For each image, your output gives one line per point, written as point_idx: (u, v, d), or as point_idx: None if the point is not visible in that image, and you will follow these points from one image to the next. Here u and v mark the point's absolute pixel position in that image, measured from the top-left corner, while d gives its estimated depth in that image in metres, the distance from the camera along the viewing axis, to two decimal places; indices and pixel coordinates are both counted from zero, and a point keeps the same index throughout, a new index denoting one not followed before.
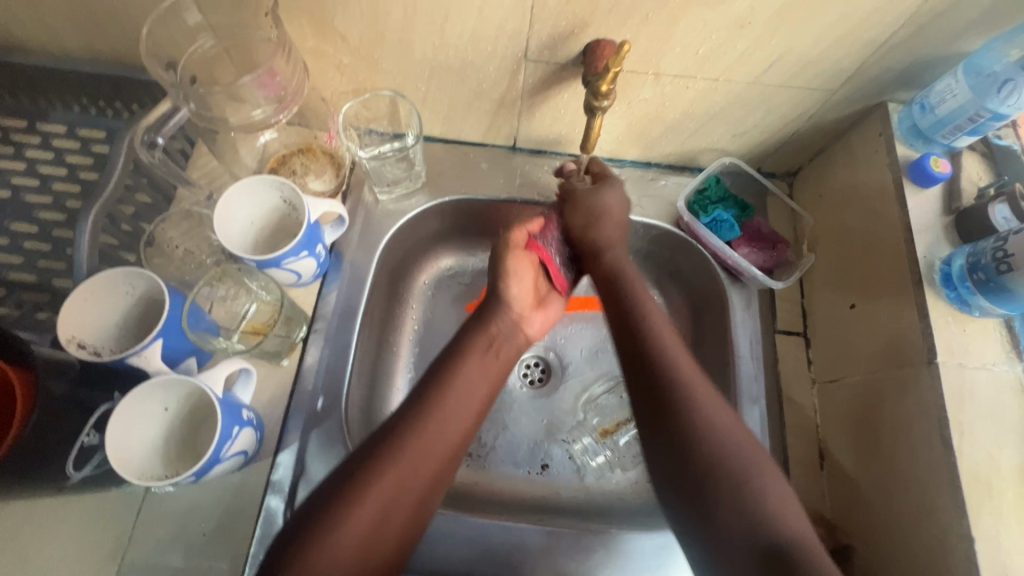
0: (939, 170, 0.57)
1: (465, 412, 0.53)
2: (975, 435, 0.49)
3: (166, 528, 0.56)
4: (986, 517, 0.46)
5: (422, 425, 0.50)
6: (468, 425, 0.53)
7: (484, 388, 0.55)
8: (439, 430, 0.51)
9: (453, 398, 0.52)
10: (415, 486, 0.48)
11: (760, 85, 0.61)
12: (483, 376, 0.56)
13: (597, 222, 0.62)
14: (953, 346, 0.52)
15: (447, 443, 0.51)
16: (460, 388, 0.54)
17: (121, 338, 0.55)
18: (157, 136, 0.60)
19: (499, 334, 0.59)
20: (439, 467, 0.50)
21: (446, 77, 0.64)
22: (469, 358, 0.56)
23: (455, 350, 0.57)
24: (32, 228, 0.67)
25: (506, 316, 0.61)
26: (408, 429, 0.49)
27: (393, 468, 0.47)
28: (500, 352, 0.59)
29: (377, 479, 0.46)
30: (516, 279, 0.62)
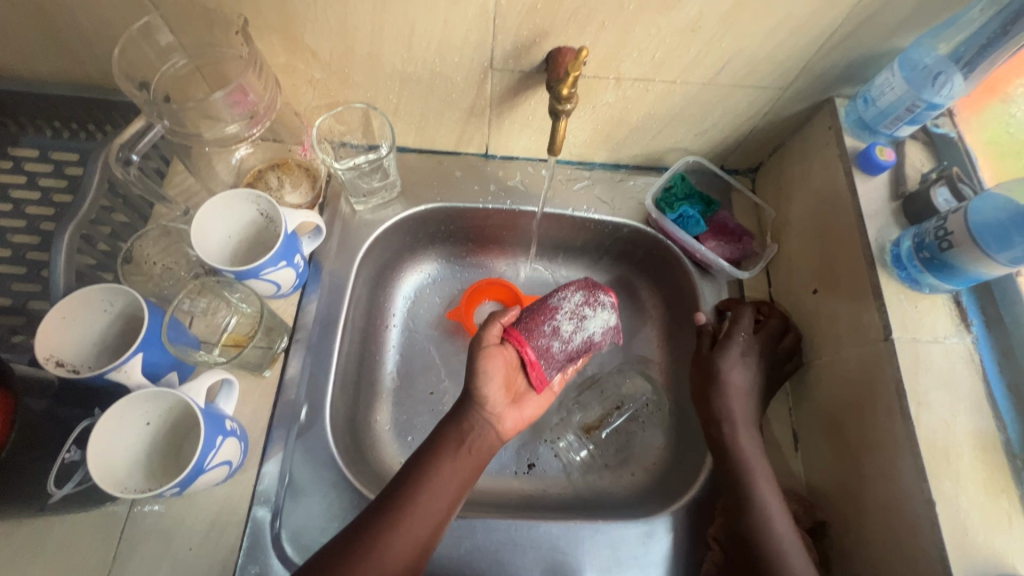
0: (884, 158, 0.60)
1: (440, 501, 0.53)
2: (931, 405, 0.52)
3: (151, 544, 0.56)
4: (945, 482, 0.49)
5: (402, 515, 0.51)
6: (443, 517, 0.53)
7: (457, 486, 0.54)
8: (413, 525, 0.51)
9: (423, 499, 0.52)
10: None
11: (715, 86, 0.64)
12: (453, 478, 0.54)
13: (732, 400, 0.61)
14: (907, 322, 0.55)
15: (426, 529, 0.51)
16: (436, 485, 0.53)
17: (100, 356, 0.55)
18: (132, 153, 0.60)
19: (472, 429, 0.56)
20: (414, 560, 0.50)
21: (415, 88, 0.66)
22: (441, 458, 0.54)
23: (429, 449, 0.55)
24: (6, 252, 0.67)
25: (479, 417, 0.56)
26: (386, 523, 0.50)
27: (369, 564, 0.48)
28: (474, 454, 0.56)
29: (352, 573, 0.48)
30: (486, 380, 0.55)
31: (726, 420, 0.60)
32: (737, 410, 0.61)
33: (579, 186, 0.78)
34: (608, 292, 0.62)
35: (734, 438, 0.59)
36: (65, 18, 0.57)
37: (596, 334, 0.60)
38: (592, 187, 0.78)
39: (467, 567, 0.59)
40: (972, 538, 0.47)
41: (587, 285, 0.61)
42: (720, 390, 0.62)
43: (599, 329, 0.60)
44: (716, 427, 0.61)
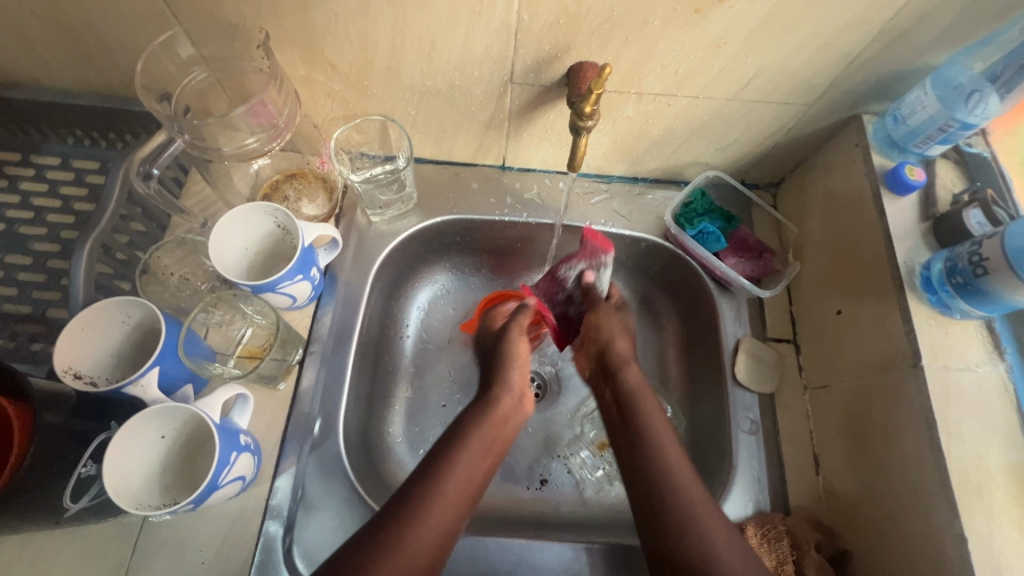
0: (914, 178, 0.59)
1: (468, 486, 0.50)
2: (962, 435, 0.50)
3: (164, 557, 0.56)
4: (978, 517, 0.47)
5: (430, 504, 0.47)
6: (468, 506, 0.49)
7: (483, 473, 0.51)
8: (442, 512, 0.47)
9: (453, 485, 0.49)
10: (416, 568, 0.44)
11: (738, 101, 0.63)
12: (480, 466, 0.51)
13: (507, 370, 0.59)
14: (937, 349, 0.53)
15: (455, 514, 0.48)
16: (467, 467, 0.50)
17: (117, 368, 0.55)
18: (152, 166, 0.61)
19: (501, 416, 0.55)
20: (441, 547, 0.46)
21: (434, 101, 0.65)
22: (469, 443, 0.52)
23: (453, 437, 0.53)
24: (28, 260, 0.68)
25: (504, 403, 0.56)
26: (417, 505, 0.46)
27: (402, 549, 0.44)
28: (499, 442, 0.54)
29: (375, 567, 0.43)
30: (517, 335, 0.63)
31: (629, 395, 0.55)
32: (638, 382, 0.56)
33: (596, 200, 0.77)
34: (609, 247, 0.64)
35: (652, 423, 0.52)
36: (89, 30, 0.58)
37: (605, 292, 0.68)
38: (610, 201, 0.77)
39: None
40: None
41: (585, 250, 0.66)
42: (622, 350, 0.60)
43: (604, 284, 0.68)
44: (632, 401, 0.55)
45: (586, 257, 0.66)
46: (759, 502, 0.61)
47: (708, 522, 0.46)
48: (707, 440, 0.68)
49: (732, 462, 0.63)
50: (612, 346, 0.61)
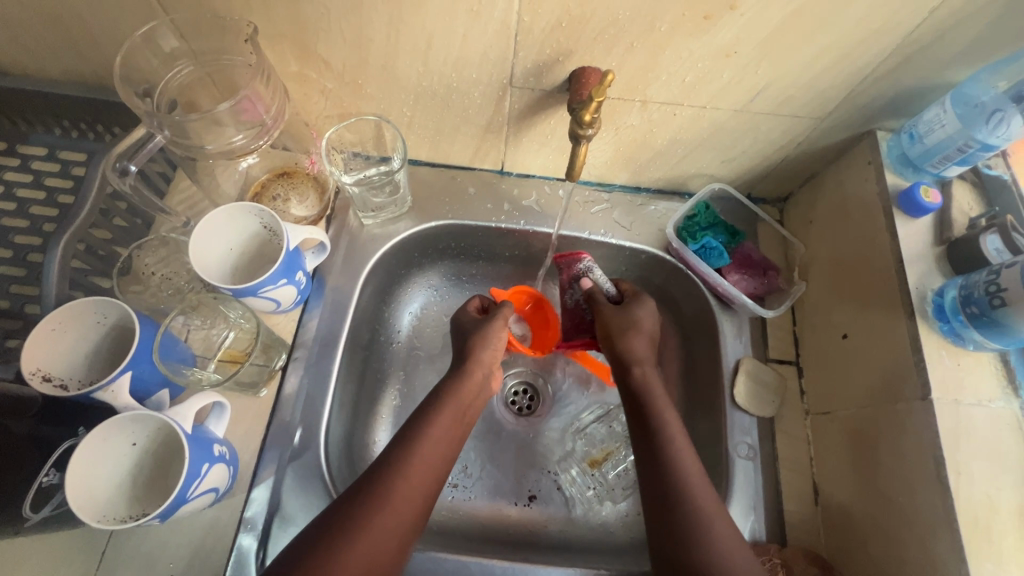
0: (930, 201, 0.56)
1: (441, 455, 0.54)
2: (972, 475, 0.47)
3: (133, 567, 0.54)
4: (986, 564, 0.45)
5: (407, 466, 0.51)
6: (440, 473, 0.53)
7: (452, 444, 0.55)
8: (417, 476, 0.51)
9: (426, 450, 0.53)
10: (403, 523, 0.49)
11: (747, 113, 0.60)
12: (452, 435, 0.56)
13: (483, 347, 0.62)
14: (948, 382, 0.51)
15: (430, 482, 0.52)
16: (436, 438, 0.54)
17: (91, 371, 0.53)
18: (129, 163, 0.58)
19: (470, 393, 0.59)
20: (416, 516, 0.50)
21: (430, 103, 0.63)
22: (440, 414, 0.56)
23: (427, 408, 0.57)
24: (7, 253, 0.66)
25: (475, 376, 0.60)
26: (393, 469, 0.51)
27: (382, 514, 0.48)
28: (468, 413, 0.59)
29: (365, 523, 0.47)
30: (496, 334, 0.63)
31: (637, 363, 0.60)
32: (645, 352, 0.61)
33: (596, 209, 0.75)
34: (582, 255, 0.68)
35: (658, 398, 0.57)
36: (73, 19, 0.56)
37: (606, 288, 0.67)
38: (611, 211, 0.75)
39: None
40: None
41: (567, 262, 0.68)
42: (633, 345, 0.61)
43: (608, 282, 0.68)
44: (637, 367, 0.59)
45: (573, 268, 0.68)
46: (754, 532, 0.59)
47: (726, 550, 0.48)
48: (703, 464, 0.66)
49: (728, 489, 0.61)
50: (620, 339, 0.61)
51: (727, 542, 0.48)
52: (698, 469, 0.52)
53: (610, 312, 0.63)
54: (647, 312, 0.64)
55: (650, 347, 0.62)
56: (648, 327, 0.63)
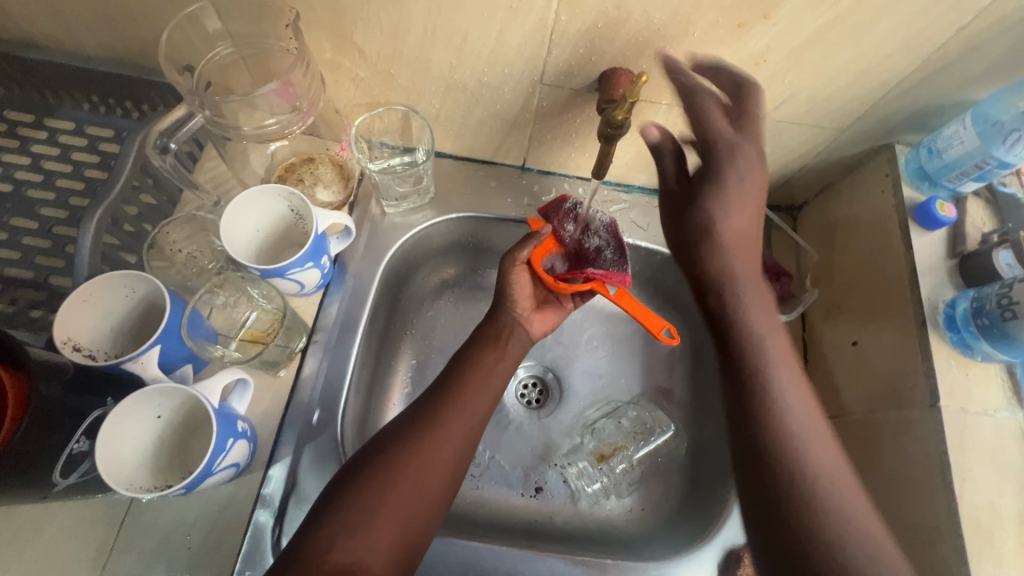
0: (944, 214, 0.57)
1: (488, 392, 0.58)
2: (976, 481, 0.49)
3: (151, 537, 0.55)
4: (986, 565, 0.46)
5: (460, 391, 0.56)
6: (489, 406, 0.58)
7: (498, 382, 0.60)
8: (470, 401, 0.56)
9: (476, 378, 0.58)
10: (456, 441, 0.53)
11: (770, 120, 0.62)
12: (498, 371, 0.60)
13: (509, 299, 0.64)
14: (956, 390, 0.52)
15: (478, 412, 0.56)
16: (481, 375, 0.58)
17: (118, 342, 0.54)
18: (169, 141, 0.59)
19: (506, 329, 0.63)
20: (466, 444, 0.54)
21: (460, 96, 0.64)
22: (483, 352, 0.60)
23: (472, 346, 0.61)
24: (33, 224, 0.67)
25: (510, 317, 0.63)
26: (449, 394, 0.56)
27: (438, 430, 0.53)
28: (512, 352, 0.62)
29: (423, 439, 0.52)
30: (520, 286, 0.64)
31: (724, 279, 0.52)
32: (739, 263, 0.52)
33: (615, 209, 0.76)
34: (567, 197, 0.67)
35: (747, 295, 0.52)
36: None
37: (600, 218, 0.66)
38: (629, 211, 0.76)
39: None
40: None
41: (554, 208, 0.67)
42: (728, 258, 0.52)
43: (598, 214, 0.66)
44: (727, 285, 0.52)
45: (560, 210, 0.67)
46: None
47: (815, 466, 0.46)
48: None
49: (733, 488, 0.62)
50: (716, 254, 0.52)
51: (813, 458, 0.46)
52: (794, 378, 0.50)
53: (682, 198, 0.54)
54: (729, 194, 0.51)
55: (757, 258, 0.53)
56: (727, 221, 0.52)
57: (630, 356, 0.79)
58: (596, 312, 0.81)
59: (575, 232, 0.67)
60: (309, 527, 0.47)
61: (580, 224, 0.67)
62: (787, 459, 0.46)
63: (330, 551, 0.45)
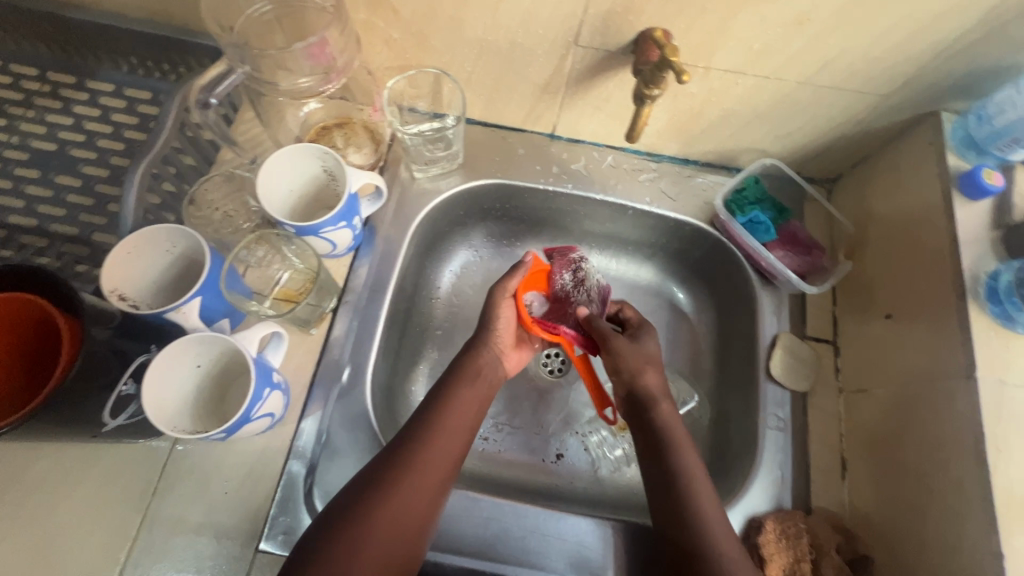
0: (992, 183, 0.56)
1: (463, 430, 0.55)
2: (1011, 452, 0.48)
3: (191, 482, 0.57)
4: (1018, 536, 0.46)
5: (433, 433, 0.53)
6: (464, 444, 0.55)
7: (472, 418, 0.57)
8: (444, 443, 0.53)
9: (451, 419, 0.55)
10: (429, 487, 0.51)
11: (810, 85, 0.60)
12: (473, 407, 0.57)
13: (488, 333, 0.62)
14: (994, 361, 0.51)
15: (452, 454, 0.53)
16: (454, 415, 0.56)
17: (160, 294, 0.56)
18: (210, 96, 0.60)
19: (484, 366, 0.61)
20: (438, 493, 0.51)
21: (493, 59, 0.64)
22: (459, 390, 0.58)
23: (446, 382, 0.58)
24: (76, 182, 0.69)
25: (486, 353, 0.62)
26: (422, 437, 0.53)
27: (410, 479, 0.50)
28: (484, 388, 0.59)
29: (393, 490, 0.49)
30: (503, 318, 0.63)
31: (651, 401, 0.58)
32: (654, 352, 0.61)
33: (644, 178, 0.75)
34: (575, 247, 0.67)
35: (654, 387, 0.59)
36: None
37: (596, 280, 0.66)
38: (658, 181, 0.75)
39: (492, 550, 0.58)
40: None
41: (560, 252, 0.67)
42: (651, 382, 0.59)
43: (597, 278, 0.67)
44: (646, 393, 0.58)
45: (565, 256, 0.66)
46: (782, 499, 0.60)
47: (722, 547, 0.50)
48: (732, 433, 0.68)
49: (757, 458, 0.62)
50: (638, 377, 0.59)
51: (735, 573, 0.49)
52: (707, 482, 0.53)
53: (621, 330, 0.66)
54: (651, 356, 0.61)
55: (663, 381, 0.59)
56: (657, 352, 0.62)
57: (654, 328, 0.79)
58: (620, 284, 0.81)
59: (569, 282, 0.66)
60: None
61: (578, 277, 0.66)
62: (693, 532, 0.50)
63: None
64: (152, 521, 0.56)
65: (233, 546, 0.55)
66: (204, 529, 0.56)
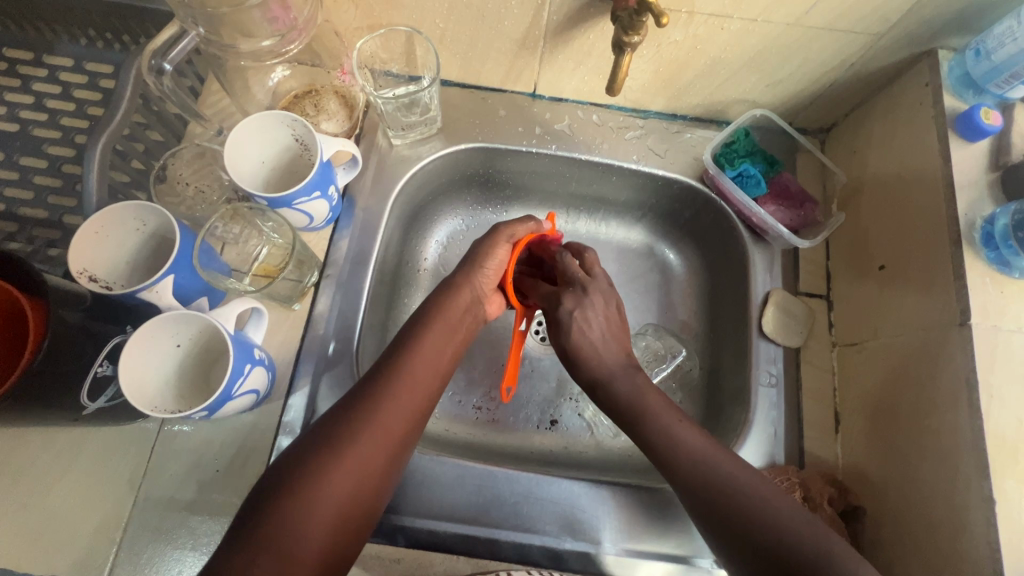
0: (990, 123, 0.53)
1: (433, 375, 0.53)
2: (1004, 399, 0.47)
3: (181, 462, 0.57)
4: (1009, 481, 0.46)
5: (401, 377, 0.51)
6: (433, 389, 0.53)
7: (445, 360, 0.55)
8: (414, 388, 0.51)
9: (419, 364, 0.53)
10: (394, 432, 0.48)
11: (801, 27, 0.57)
12: (445, 350, 0.56)
13: (474, 272, 0.60)
14: (989, 308, 0.50)
15: (420, 400, 0.51)
16: (426, 355, 0.54)
17: (133, 275, 0.54)
18: (164, 61, 0.58)
19: (465, 306, 0.59)
20: (405, 437, 0.49)
21: (465, 14, 0.60)
22: (430, 334, 0.55)
23: (414, 328, 0.56)
24: (43, 163, 0.67)
25: (469, 294, 0.59)
26: (388, 381, 0.50)
27: (375, 423, 0.48)
28: (460, 331, 0.58)
29: (355, 435, 0.46)
30: (494, 262, 0.61)
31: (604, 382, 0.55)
32: (613, 364, 0.56)
33: (631, 135, 0.73)
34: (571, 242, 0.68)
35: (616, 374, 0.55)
36: None
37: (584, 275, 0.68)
38: (645, 138, 0.73)
39: (485, 515, 0.58)
40: None
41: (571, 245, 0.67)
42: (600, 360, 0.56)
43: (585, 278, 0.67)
44: (603, 388, 0.55)
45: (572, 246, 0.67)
46: (775, 454, 0.60)
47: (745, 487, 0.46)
48: (725, 391, 0.67)
49: (750, 416, 0.61)
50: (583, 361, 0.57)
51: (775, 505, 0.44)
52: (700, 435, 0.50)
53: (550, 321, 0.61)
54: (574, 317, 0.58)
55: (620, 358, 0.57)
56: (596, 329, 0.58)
57: (645, 290, 0.77)
58: (610, 247, 0.79)
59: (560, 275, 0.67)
60: (235, 536, 0.41)
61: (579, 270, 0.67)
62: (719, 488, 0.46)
63: (252, 568, 0.39)
64: (143, 501, 0.56)
65: (227, 523, 0.55)
66: (197, 507, 0.56)
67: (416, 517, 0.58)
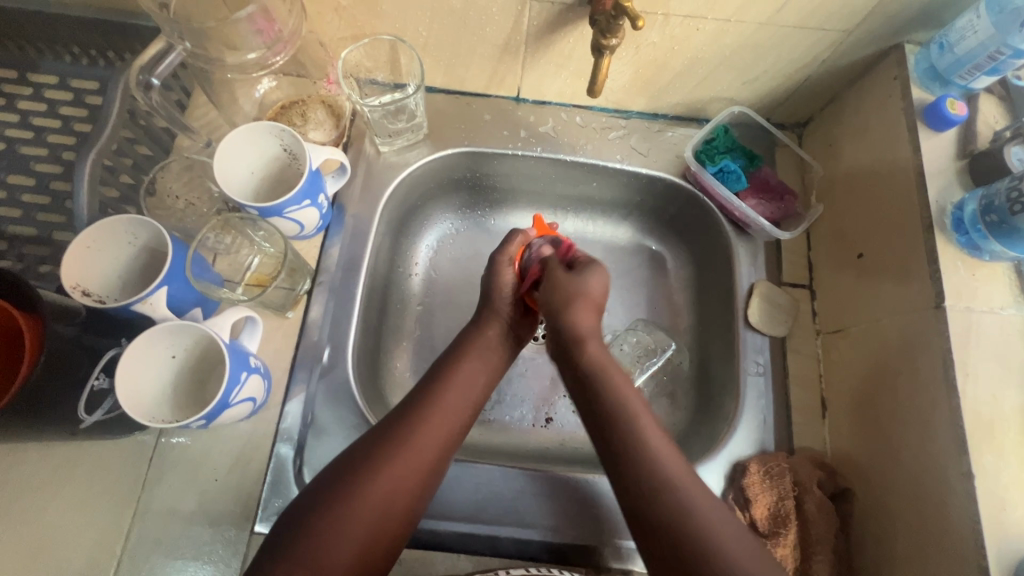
0: (955, 113, 0.55)
1: (467, 404, 0.53)
2: (979, 376, 0.49)
3: (180, 473, 0.57)
4: (987, 455, 0.47)
5: (435, 407, 0.51)
6: (469, 415, 0.53)
7: (481, 386, 0.55)
8: (449, 417, 0.51)
9: (455, 391, 0.53)
10: (424, 462, 0.48)
11: (773, 25, 0.59)
12: (479, 377, 0.55)
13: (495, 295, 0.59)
14: (962, 290, 0.52)
15: (454, 430, 0.51)
16: (459, 384, 0.54)
17: (126, 289, 0.55)
18: (151, 77, 0.59)
19: (496, 332, 0.58)
20: (436, 466, 0.49)
21: (447, 21, 0.62)
22: (466, 362, 0.55)
23: (451, 355, 0.56)
24: (30, 181, 0.67)
25: (500, 320, 0.59)
26: (422, 411, 0.50)
27: (405, 453, 0.48)
28: (495, 357, 0.57)
29: (386, 466, 0.47)
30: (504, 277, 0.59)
31: (578, 343, 0.52)
32: (590, 328, 0.52)
33: (614, 135, 0.74)
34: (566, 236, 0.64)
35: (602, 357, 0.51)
36: None
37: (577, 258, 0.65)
38: (627, 137, 0.74)
39: (484, 513, 0.59)
40: (1010, 512, 0.46)
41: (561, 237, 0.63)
42: (581, 323, 0.52)
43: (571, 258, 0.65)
44: (580, 351, 0.51)
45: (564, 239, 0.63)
46: (765, 441, 0.62)
47: (713, 526, 0.42)
48: (715, 382, 0.69)
49: (739, 405, 0.63)
50: (569, 315, 0.52)
51: (729, 544, 0.42)
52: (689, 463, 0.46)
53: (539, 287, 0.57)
54: (586, 273, 0.55)
55: (597, 318, 0.53)
56: (588, 291, 0.54)
57: (634, 286, 0.78)
58: (597, 244, 0.80)
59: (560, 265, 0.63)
60: (266, 558, 0.43)
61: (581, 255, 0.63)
62: (685, 517, 0.43)
63: None
64: (143, 513, 0.56)
65: (228, 531, 0.56)
66: (197, 516, 0.56)
67: (415, 518, 0.58)
